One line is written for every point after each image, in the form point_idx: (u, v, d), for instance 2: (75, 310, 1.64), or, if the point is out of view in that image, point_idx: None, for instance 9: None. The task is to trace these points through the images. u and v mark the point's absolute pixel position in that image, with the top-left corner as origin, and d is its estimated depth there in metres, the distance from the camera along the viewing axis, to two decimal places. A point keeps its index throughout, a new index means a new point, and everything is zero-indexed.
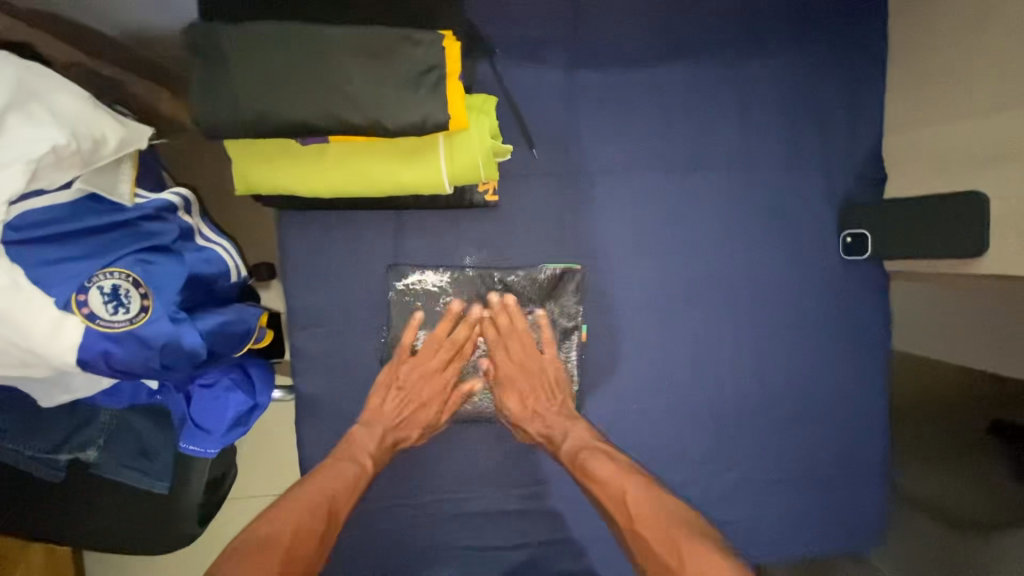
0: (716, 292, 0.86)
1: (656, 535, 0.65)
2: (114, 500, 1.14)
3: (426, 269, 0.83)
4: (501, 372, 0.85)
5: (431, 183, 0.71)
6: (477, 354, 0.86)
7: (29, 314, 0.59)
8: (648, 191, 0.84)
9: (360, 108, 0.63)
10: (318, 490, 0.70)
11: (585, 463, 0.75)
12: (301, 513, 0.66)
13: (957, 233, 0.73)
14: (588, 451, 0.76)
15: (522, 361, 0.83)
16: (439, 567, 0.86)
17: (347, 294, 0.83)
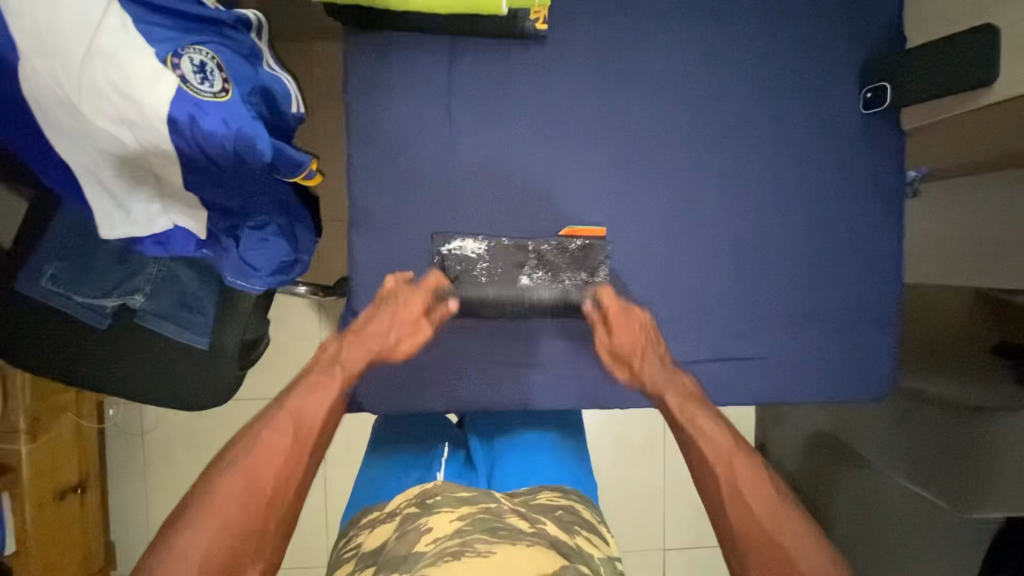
0: (737, 146, 0.96)
1: (761, 509, 0.68)
2: (152, 353, 1.19)
3: (467, 238, 0.92)
4: (554, 313, 0.96)
5: (489, 2, 0.79)
6: (517, 299, 0.94)
7: (132, 60, 0.66)
8: (684, 44, 0.93)
9: None
10: (299, 422, 0.71)
11: (689, 420, 0.76)
12: (276, 458, 0.67)
13: (969, 67, 0.83)
14: (689, 408, 0.78)
15: (619, 319, 0.87)
16: (474, 379, 0.97)
17: (400, 124, 0.89)
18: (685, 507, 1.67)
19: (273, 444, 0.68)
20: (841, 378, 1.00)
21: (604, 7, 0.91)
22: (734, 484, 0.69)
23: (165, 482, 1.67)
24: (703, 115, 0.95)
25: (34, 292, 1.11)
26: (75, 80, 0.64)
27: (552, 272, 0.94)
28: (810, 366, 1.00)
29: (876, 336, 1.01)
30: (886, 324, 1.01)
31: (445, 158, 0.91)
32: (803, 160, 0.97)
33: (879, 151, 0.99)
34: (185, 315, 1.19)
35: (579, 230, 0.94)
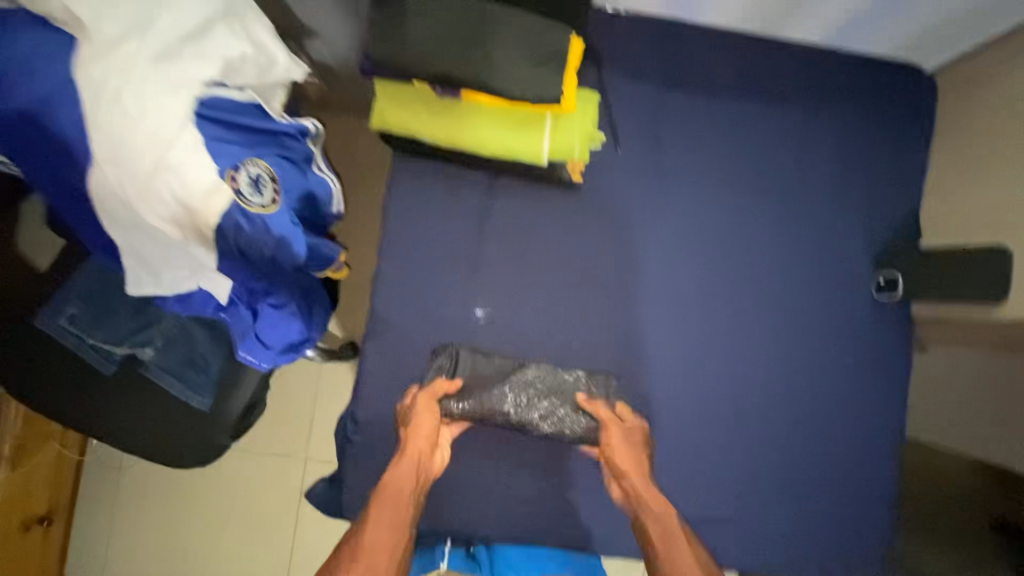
0: (748, 309, 0.98)
1: None
2: (147, 407, 1.20)
3: (450, 354, 0.92)
4: (565, 425, 0.91)
5: (532, 154, 0.84)
6: (516, 404, 0.90)
7: (196, 175, 0.70)
8: (707, 209, 0.97)
9: (498, 74, 0.76)
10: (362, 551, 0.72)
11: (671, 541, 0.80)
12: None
13: (988, 279, 0.85)
14: (671, 533, 0.81)
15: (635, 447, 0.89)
16: (460, 502, 0.95)
17: (432, 246, 0.94)
18: None
19: None
20: (828, 556, 0.99)
21: (636, 163, 0.96)
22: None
23: (129, 526, 1.63)
24: (718, 275, 0.98)
25: (46, 330, 1.14)
26: (143, 188, 0.69)
27: (551, 395, 0.92)
28: (798, 539, 0.98)
29: (866, 517, 1.00)
30: (877, 507, 1.00)
31: (467, 281, 0.94)
32: (811, 329, 0.99)
33: (885, 333, 1.01)
34: (189, 374, 1.20)
35: (579, 363, 0.95)
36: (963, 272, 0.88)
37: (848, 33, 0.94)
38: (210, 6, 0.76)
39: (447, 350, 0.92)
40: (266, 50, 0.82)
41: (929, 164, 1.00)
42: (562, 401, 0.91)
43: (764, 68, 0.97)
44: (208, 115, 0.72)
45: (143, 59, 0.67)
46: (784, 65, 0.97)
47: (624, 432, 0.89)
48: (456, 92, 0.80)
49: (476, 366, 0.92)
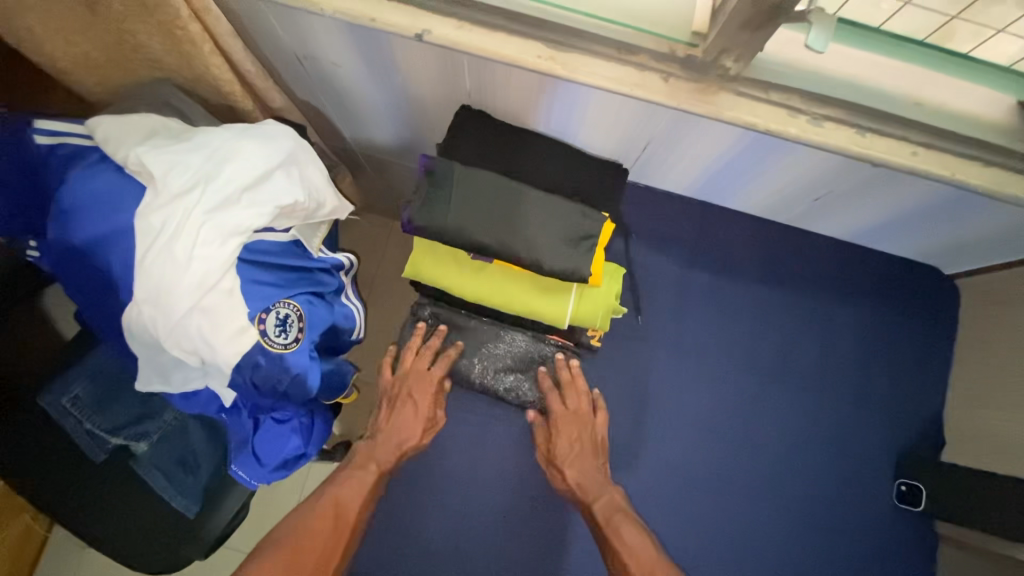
0: (760, 495, 0.94)
1: None
2: (120, 506, 1.09)
3: (424, 303, 0.92)
4: (522, 395, 0.91)
5: (555, 319, 0.84)
6: (478, 364, 0.90)
7: (226, 319, 0.73)
8: (723, 384, 0.97)
9: (530, 248, 0.79)
10: (327, 506, 0.80)
11: (616, 527, 0.80)
12: (316, 523, 0.78)
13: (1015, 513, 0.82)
14: (618, 518, 0.82)
15: (579, 432, 0.88)
16: None
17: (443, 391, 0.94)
18: None
19: (318, 530, 0.77)
20: None
21: (652, 336, 0.97)
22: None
23: None
24: (728, 459, 0.95)
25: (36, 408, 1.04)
26: (169, 332, 0.70)
27: (515, 366, 0.91)
28: None
29: None
30: None
31: (474, 432, 0.92)
32: (828, 533, 0.93)
33: (911, 546, 0.93)
34: (179, 474, 1.13)
35: (555, 333, 0.91)
36: (989, 497, 0.85)
37: (873, 236, 0.97)
38: (275, 154, 0.80)
39: (426, 307, 0.91)
40: (317, 194, 0.85)
41: (951, 369, 0.99)
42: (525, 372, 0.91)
43: (787, 256, 0.99)
44: (251, 257, 0.77)
45: (196, 212, 0.71)
46: (808, 258, 0.99)
47: (565, 414, 0.88)
48: (487, 257, 0.83)
49: (453, 322, 0.91)
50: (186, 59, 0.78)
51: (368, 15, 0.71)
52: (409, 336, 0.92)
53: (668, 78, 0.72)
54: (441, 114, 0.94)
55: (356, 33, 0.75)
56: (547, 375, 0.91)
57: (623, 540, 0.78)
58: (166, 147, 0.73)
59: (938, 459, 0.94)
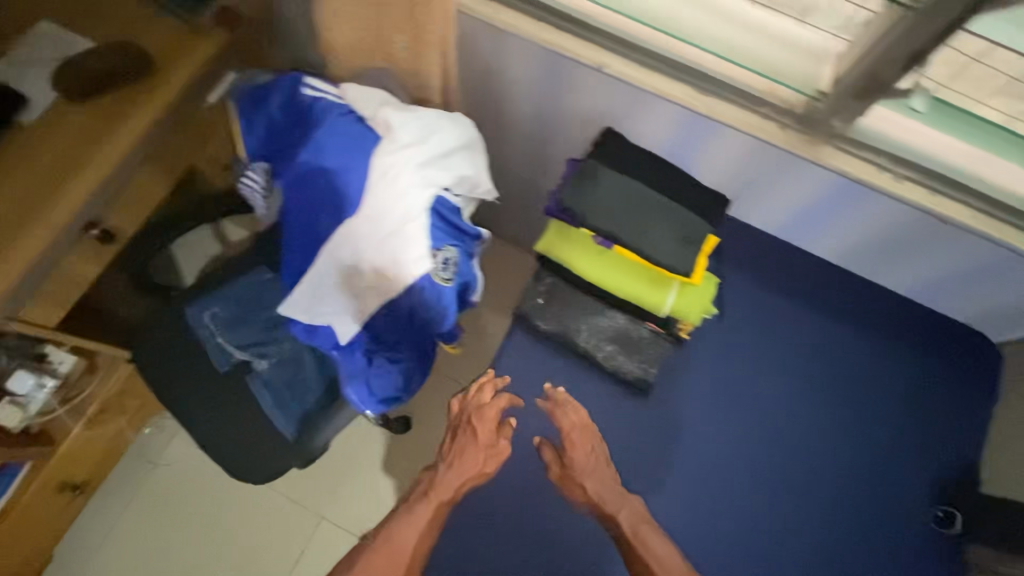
0: (806, 500, 1.05)
1: None
2: (237, 412, 1.34)
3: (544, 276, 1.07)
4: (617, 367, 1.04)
5: (656, 305, 1.01)
6: (586, 335, 1.04)
7: (414, 244, 0.93)
8: (786, 396, 1.09)
9: (652, 241, 0.98)
10: (394, 551, 0.89)
11: (642, 541, 0.90)
12: (383, 561, 0.88)
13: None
14: (642, 530, 0.91)
15: (589, 448, 0.98)
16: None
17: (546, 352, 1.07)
18: None
19: (377, 567, 0.87)
20: None
21: (734, 344, 1.11)
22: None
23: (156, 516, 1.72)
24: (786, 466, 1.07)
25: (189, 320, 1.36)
26: (378, 247, 0.92)
27: (615, 341, 1.04)
28: None
29: None
30: None
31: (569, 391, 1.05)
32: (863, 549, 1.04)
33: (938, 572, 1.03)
34: (283, 395, 1.34)
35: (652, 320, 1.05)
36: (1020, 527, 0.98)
37: (933, 293, 1.11)
38: (463, 137, 1.04)
39: (548, 279, 1.06)
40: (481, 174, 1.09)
41: (993, 423, 1.10)
42: (624, 348, 1.03)
43: (856, 296, 1.14)
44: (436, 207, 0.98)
45: (413, 161, 0.93)
46: (874, 306, 1.14)
47: (577, 431, 0.98)
48: (611, 243, 1.01)
49: (568, 296, 1.05)
50: (415, 55, 1.03)
51: (566, 47, 0.96)
52: (532, 298, 1.06)
53: (784, 128, 0.93)
54: (582, 129, 1.15)
55: (549, 58, 0.99)
56: (642, 355, 1.03)
57: (647, 548, 0.90)
58: (403, 108, 0.96)
59: (971, 497, 1.05)
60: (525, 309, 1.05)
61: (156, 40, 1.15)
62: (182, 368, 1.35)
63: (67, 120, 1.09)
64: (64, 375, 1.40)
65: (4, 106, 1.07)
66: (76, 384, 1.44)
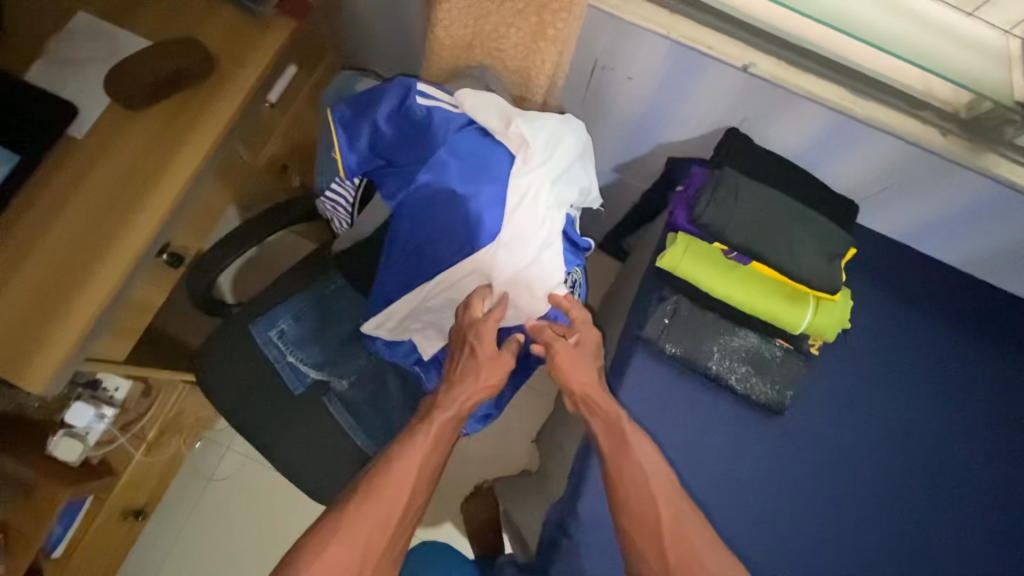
0: (946, 514, 1.00)
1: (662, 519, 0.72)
2: (317, 434, 1.28)
3: (668, 297, 1.00)
4: (749, 390, 0.98)
5: (794, 323, 0.96)
6: (717, 359, 0.98)
7: (546, 273, 0.86)
8: (918, 407, 1.04)
9: (796, 257, 0.91)
10: (390, 490, 0.72)
11: (634, 448, 0.76)
12: (388, 500, 0.71)
13: None
14: (635, 435, 0.76)
15: (582, 354, 0.82)
16: None
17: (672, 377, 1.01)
18: None
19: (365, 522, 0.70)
20: None
21: (863, 354, 1.05)
22: (675, 512, 0.72)
23: (218, 531, 1.66)
24: (932, 479, 1.01)
25: (254, 338, 1.27)
26: (512, 278, 0.85)
27: (748, 363, 0.98)
28: None
29: None
30: None
31: (698, 413, 0.99)
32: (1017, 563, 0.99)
33: None
34: (365, 415, 1.28)
35: (782, 339, 1.00)
36: None
37: None
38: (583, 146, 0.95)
39: (673, 298, 1.00)
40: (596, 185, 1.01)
41: None
42: (756, 370, 0.98)
43: (972, 301, 1.10)
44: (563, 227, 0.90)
45: (547, 181, 0.84)
46: (998, 308, 1.11)
47: (567, 343, 0.81)
48: (747, 257, 0.95)
49: (695, 317, 0.99)
50: (527, 55, 0.93)
51: (705, 43, 0.86)
52: (658, 318, 0.99)
53: (947, 134, 0.86)
54: (696, 129, 1.06)
55: (682, 56, 0.89)
56: (775, 377, 0.98)
57: (642, 466, 0.75)
58: (532, 118, 0.85)
59: None
60: (651, 333, 0.99)
61: (216, 36, 1.03)
62: (253, 391, 1.28)
63: (127, 133, 0.97)
64: (121, 402, 1.31)
65: (58, 117, 0.95)
66: (134, 409, 1.36)
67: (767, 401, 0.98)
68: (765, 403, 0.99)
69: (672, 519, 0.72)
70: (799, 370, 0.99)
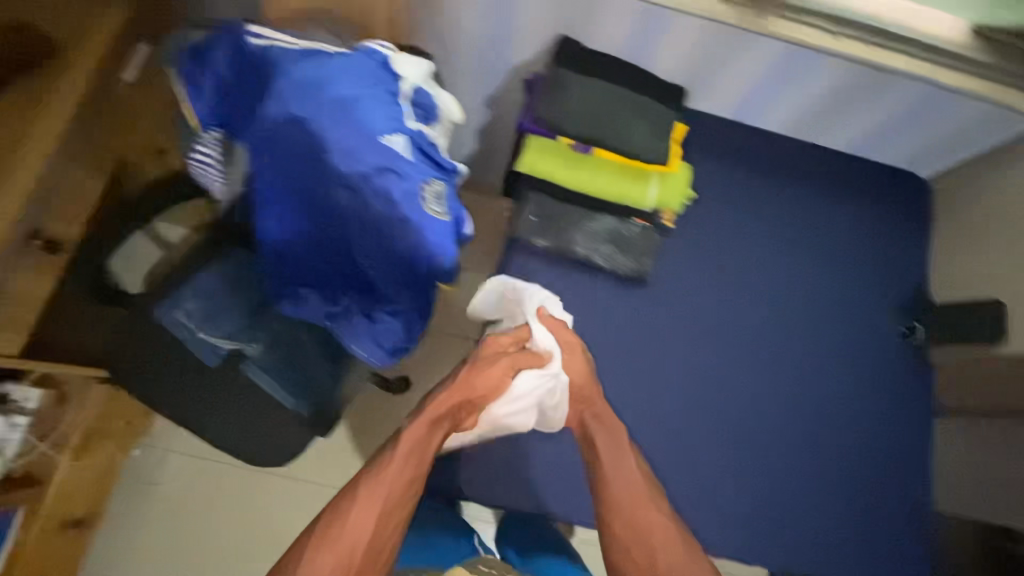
0: (801, 342, 1.16)
1: (655, 520, 0.93)
2: (239, 400, 1.32)
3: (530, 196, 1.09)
4: (615, 268, 1.10)
5: (641, 200, 1.08)
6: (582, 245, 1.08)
7: (404, 180, 0.92)
8: (769, 258, 1.17)
9: (628, 140, 1.02)
10: (361, 510, 0.88)
11: (619, 461, 0.98)
12: (363, 513, 0.88)
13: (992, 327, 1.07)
14: (620, 455, 0.99)
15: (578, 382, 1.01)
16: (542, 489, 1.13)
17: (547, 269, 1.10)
18: None
19: (363, 519, 0.88)
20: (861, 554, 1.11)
21: (715, 220, 1.17)
22: (662, 518, 0.94)
23: (172, 530, 1.65)
24: (785, 317, 1.16)
25: (160, 321, 1.28)
26: (373, 190, 0.90)
27: (609, 243, 1.10)
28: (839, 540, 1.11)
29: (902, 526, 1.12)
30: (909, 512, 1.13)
31: (575, 295, 1.10)
32: (861, 370, 1.16)
33: (912, 373, 1.17)
34: (284, 374, 1.31)
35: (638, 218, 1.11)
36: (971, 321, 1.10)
37: (872, 143, 1.22)
38: (424, 67, 1.02)
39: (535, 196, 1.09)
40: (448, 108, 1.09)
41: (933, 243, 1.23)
42: (618, 249, 1.09)
43: (806, 160, 1.23)
44: (418, 141, 0.96)
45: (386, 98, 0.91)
46: (829, 163, 1.23)
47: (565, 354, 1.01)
48: (590, 148, 1.05)
49: (558, 210, 1.09)
50: None
51: None
52: (524, 217, 1.08)
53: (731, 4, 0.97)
54: (534, 42, 1.14)
55: None
56: (634, 251, 1.10)
57: (630, 474, 0.97)
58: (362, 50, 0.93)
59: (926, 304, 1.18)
60: (521, 232, 1.08)
61: (49, 22, 1.04)
62: (168, 372, 1.30)
63: None
64: (35, 410, 1.31)
65: None
66: (49, 418, 1.35)
67: (630, 275, 1.11)
68: (629, 276, 1.11)
69: (657, 523, 0.93)
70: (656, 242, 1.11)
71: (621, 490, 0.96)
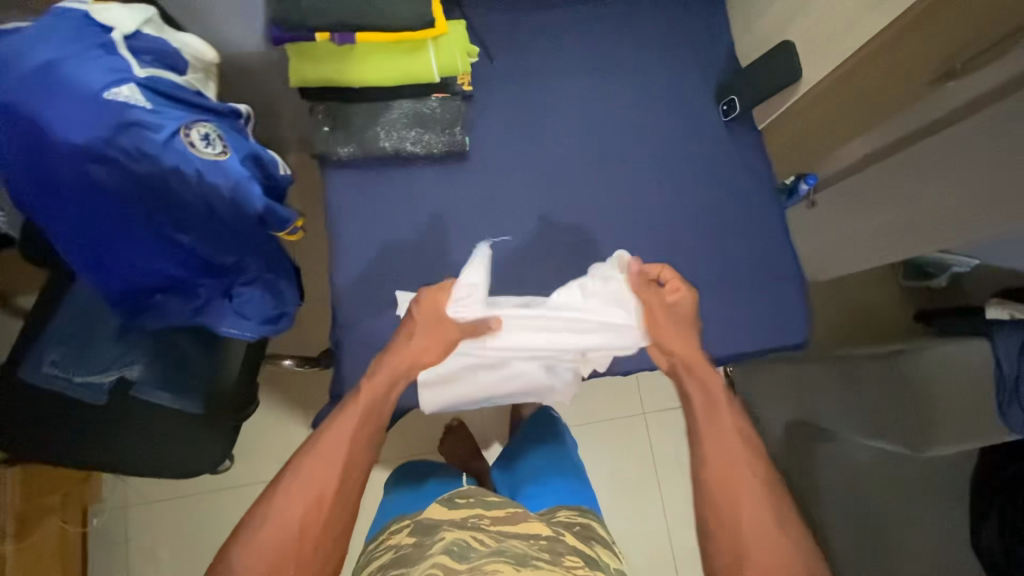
0: (635, 150, 1.17)
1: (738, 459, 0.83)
2: (143, 426, 1.27)
3: (319, 108, 1.05)
4: (431, 148, 1.07)
5: (423, 73, 1.04)
6: (389, 137, 1.06)
7: (153, 129, 0.86)
8: (577, 84, 1.17)
9: (377, 11, 0.96)
10: (339, 446, 0.85)
11: (718, 421, 0.87)
12: (323, 467, 0.82)
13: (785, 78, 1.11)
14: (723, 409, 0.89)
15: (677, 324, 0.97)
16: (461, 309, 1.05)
17: (365, 175, 1.07)
18: (681, 489, 1.76)
19: (288, 516, 0.78)
20: (766, 323, 1.12)
21: (512, 67, 1.15)
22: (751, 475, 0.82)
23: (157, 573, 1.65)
24: (611, 132, 1.16)
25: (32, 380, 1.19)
26: (121, 149, 0.84)
27: (415, 126, 1.07)
28: (741, 317, 1.11)
29: (791, 282, 1.15)
30: (789, 266, 1.16)
31: (400, 188, 1.08)
32: (702, 156, 1.18)
33: (746, 142, 1.20)
34: (179, 384, 1.26)
35: (436, 94, 1.09)
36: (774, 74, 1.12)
37: None
38: (136, 12, 0.95)
39: (322, 108, 1.06)
40: (193, 48, 1.02)
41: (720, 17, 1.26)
42: (427, 130, 1.07)
43: None
44: (157, 87, 0.91)
45: (98, 55, 0.86)
46: None
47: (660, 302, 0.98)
48: (351, 37, 0.99)
49: (350, 114, 1.06)
50: None
51: None
52: (319, 132, 1.05)
53: None
54: None
55: None
56: (443, 126, 1.08)
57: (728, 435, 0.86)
58: (55, 16, 0.87)
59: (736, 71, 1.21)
60: (324, 148, 1.05)
61: None
62: (60, 430, 1.22)
63: None
64: None
65: None
66: None
67: (450, 152, 1.09)
68: (452, 153, 1.09)
69: (735, 461, 0.83)
70: (462, 109, 1.09)
71: (725, 460, 0.83)
